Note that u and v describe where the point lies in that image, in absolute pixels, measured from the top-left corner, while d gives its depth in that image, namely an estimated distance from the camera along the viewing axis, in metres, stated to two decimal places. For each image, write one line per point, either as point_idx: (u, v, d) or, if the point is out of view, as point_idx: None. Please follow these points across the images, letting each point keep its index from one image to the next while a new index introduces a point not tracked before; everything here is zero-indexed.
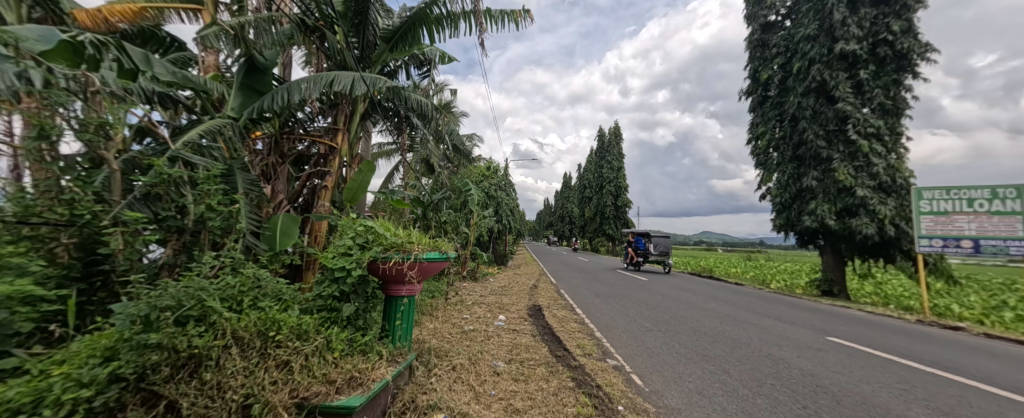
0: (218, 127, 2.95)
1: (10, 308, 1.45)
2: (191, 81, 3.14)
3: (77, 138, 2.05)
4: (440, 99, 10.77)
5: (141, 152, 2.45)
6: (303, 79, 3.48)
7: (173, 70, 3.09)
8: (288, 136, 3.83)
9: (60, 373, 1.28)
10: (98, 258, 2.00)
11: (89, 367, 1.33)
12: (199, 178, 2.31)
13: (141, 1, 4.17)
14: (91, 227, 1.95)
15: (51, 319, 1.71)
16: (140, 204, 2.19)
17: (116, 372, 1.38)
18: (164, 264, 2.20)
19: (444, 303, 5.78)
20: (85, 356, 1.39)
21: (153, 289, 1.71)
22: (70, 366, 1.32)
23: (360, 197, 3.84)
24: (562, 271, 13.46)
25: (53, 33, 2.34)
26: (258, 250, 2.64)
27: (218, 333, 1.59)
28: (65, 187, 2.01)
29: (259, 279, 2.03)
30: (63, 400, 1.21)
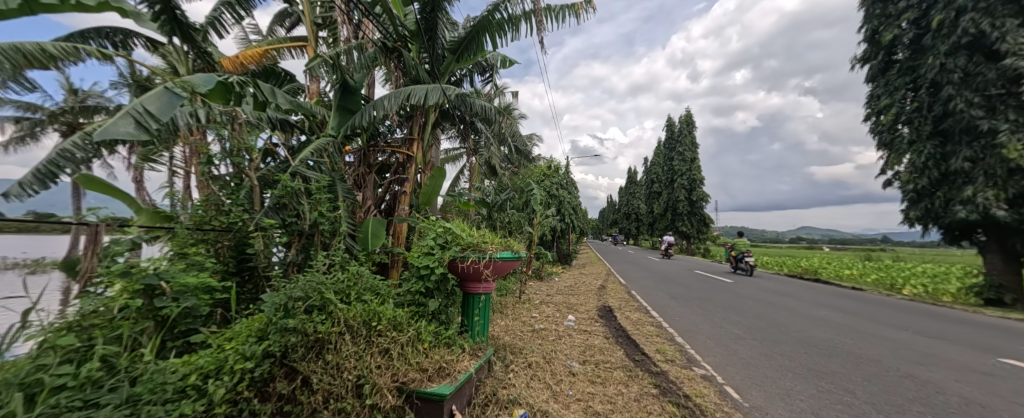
0: (323, 145, 3.41)
1: (196, 295, 1.89)
2: (304, 106, 3.67)
3: (229, 161, 2.58)
4: (500, 103, 11.06)
5: (269, 169, 2.95)
6: (385, 96, 3.85)
7: (291, 99, 3.60)
8: (373, 149, 4.23)
9: (231, 347, 1.63)
10: (247, 256, 2.49)
11: (249, 344, 1.67)
12: (312, 189, 2.73)
13: (265, 45, 5.11)
14: (242, 232, 2.45)
15: (219, 305, 2.18)
16: (273, 212, 2.68)
17: (267, 350, 1.69)
18: (290, 262, 2.66)
19: (513, 301, 5.92)
20: (246, 335, 1.74)
21: (287, 282, 2.06)
22: (237, 342, 1.67)
23: (433, 200, 4.16)
24: (632, 270, 12.81)
25: (212, 77, 2.94)
26: (355, 250, 3.01)
27: (335, 321, 1.86)
28: (223, 200, 2.54)
29: (361, 275, 2.29)
30: (235, 369, 1.54)
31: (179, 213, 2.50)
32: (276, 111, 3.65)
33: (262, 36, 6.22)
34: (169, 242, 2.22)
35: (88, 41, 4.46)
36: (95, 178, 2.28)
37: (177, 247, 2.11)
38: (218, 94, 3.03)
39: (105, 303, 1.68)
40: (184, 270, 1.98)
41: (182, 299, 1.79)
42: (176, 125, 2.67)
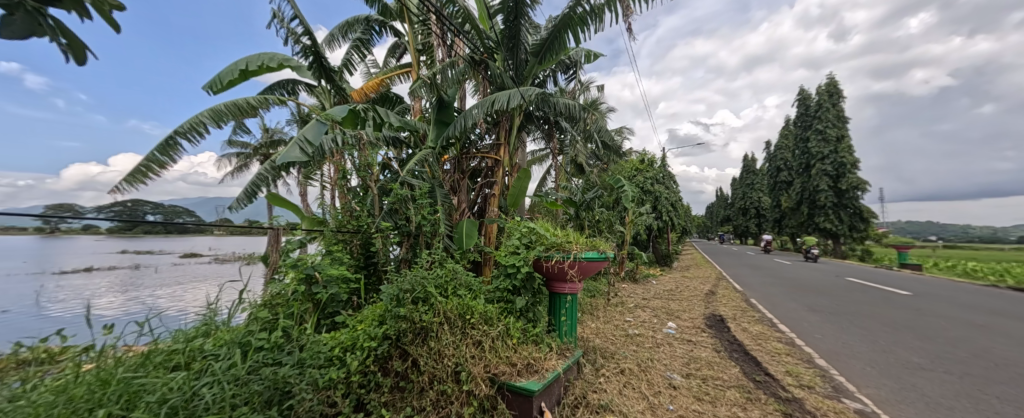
0: (425, 156, 3.82)
1: (338, 283, 2.31)
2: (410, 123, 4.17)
3: (358, 175, 3.13)
4: (586, 98, 10.78)
5: (386, 180, 3.45)
6: (474, 105, 4.12)
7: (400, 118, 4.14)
8: (466, 155, 4.56)
9: (361, 328, 1.96)
10: (370, 254, 2.96)
11: (374, 326, 1.99)
12: (417, 195, 3.10)
13: (380, 74, 6.01)
14: (366, 233, 2.93)
15: (353, 294, 2.62)
16: (388, 216, 3.13)
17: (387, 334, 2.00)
18: (401, 259, 3.07)
19: (604, 303, 5.73)
20: (371, 319, 2.07)
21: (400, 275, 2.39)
22: (366, 324, 2.00)
23: (520, 201, 4.29)
24: (747, 275, 11.07)
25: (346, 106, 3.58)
26: (453, 249, 3.31)
27: (435, 312, 2.08)
28: (354, 208, 3.07)
29: (456, 272, 2.51)
30: (364, 346, 1.86)
31: (327, 219, 3.08)
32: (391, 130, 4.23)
33: (379, 67, 7.31)
34: (320, 242, 2.77)
35: (274, 91, 5.85)
36: (283, 198, 3.06)
37: (326, 246, 2.64)
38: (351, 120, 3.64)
39: (282, 287, 2.21)
40: (329, 264, 2.45)
41: (329, 287, 2.22)
42: (321, 148, 3.32)
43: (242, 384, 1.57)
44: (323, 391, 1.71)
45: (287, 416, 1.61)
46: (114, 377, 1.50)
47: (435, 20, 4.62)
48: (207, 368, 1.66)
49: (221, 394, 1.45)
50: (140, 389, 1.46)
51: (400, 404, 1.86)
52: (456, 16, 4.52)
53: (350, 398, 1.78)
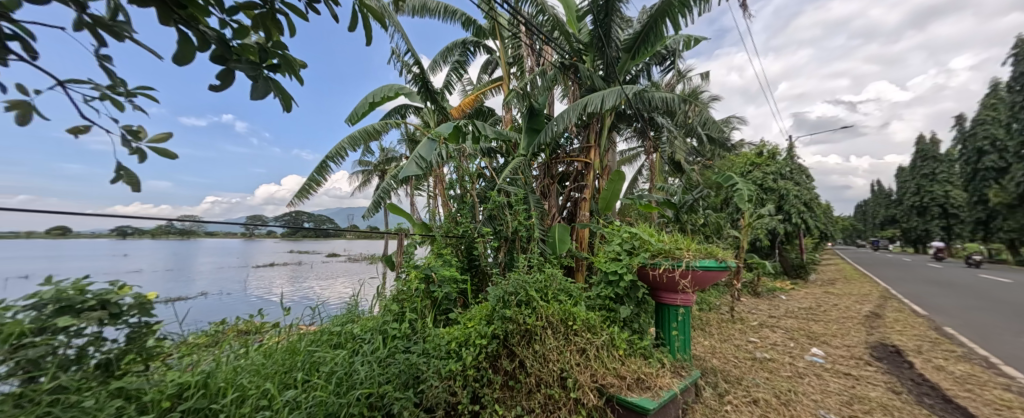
0: (519, 164, 3.97)
1: (449, 283, 2.55)
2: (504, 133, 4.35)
3: (461, 185, 3.48)
4: (685, 88, 9.75)
5: (484, 188, 3.70)
6: (565, 110, 4.12)
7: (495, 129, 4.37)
8: (555, 160, 4.56)
9: (472, 326, 2.13)
10: (473, 257, 3.20)
11: (483, 325, 2.12)
12: (513, 202, 3.27)
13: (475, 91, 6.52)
14: (469, 239, 3.17)
15: (462, 294, 2.86)
16: (488, 222, 3.32)
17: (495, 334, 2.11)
18: (501, 262, 3.23)
19: (720, 319, 5.01)
20: (479, 318, 2.21)
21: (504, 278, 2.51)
22: (475, 323, 2.15)
23: (613, 204, 4.03)
24: (932, 295, 8.36)
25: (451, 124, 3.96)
26: (547, 254, 3.35)
27: (539, 316, 2.14)
28: (458, 215, 3.38)
29: (555, 278, 2.53)
30: (476, 343, 2.01)
31: (434, 226, 3.41)
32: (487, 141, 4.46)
33: (473, 84, 7.91)
34: (433, 246, 3.08)
35: (390, 117, 6.85)
36: (400, 207, 3.52)
37: (437, 250, 2.94)
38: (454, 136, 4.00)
39: (406, 284, 2.48)
40: (440, 265, 2.72)
41: (443, 286, 2.49)
42: (429, 161, 3.71)
43: (385, 365, 1.86)
44: (446, 380, 1.88)
45: (419, 398, 1.82)
46: (299, 348, 1.93)
47: (525, 32, 4.77)
48: (358, 349, 2.00)
49: (373, 373, 1.77)
50: (314, 361, 1.83)
51: (510, 402, 1.94)
52: (545, 24, 4.60)
53: (467, 389, 1.90)
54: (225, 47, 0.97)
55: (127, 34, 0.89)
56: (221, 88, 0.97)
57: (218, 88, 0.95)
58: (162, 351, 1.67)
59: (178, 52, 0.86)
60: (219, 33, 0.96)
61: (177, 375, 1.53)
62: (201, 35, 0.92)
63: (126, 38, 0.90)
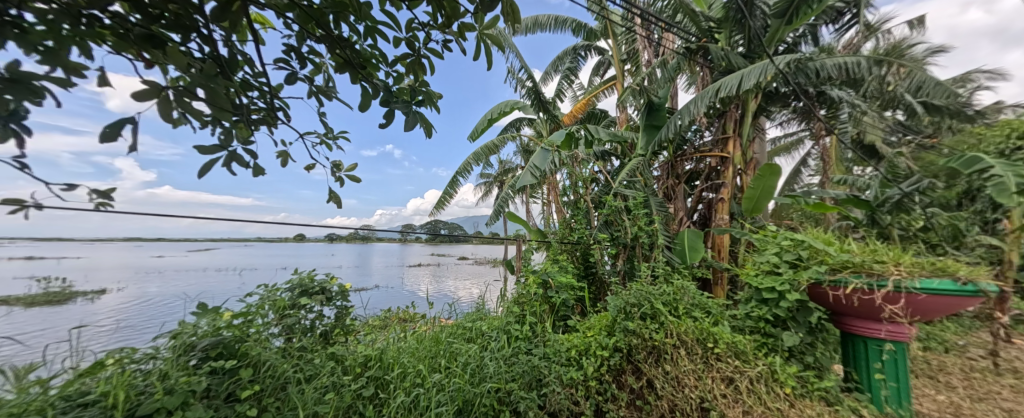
0: (636, 165, 3.72)
1: (566, 290, 2.57)
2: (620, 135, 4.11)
3: (574, 190, 3.48)
4: (876, 45, 7.34)
5: (598, 192, 3.60)
6: (691, 101, 3.66)
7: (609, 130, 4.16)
8: (681, 158, 4.07)
9: (592, 335, 2.09)
10: (589, 265, 3.14)
11: (604, 336, 2.06)
12: (631, 206, 3.09)
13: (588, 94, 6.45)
14: (585, 246, 3.13)
15: (579, 302, 2.86)
16: (603, 228, 3.22)
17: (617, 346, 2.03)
18: (620, 270, 3.07)
19: (961, 358, 3.48)
20: (599, 328, 2.15)
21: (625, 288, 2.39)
22: (594, 332, 2.11)
23: (764, 205, 3.40)
24: None
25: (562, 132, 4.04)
26: (675, 263, 3.03)
27: (668, 332, 1.98)
28: (572, 220, 3.33)
29: (686, 290, 2.29)
30: (596, 354, 1.97)
31: (549, 232, 3.46)
32: (601, 145, 4.32)
33: (586, 88, 7.82)
34: (549, 252, 3.14)
35: (507, 131, 7.38)
36: (518, 215, 3.72)
37: (552, 255, 2.99)
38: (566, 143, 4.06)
39: (525, 288, 2.57)
40: (557, 271, 2.75)
41: (560, 292, 2.52)
42: (542, 170, 3.85)
43: (509, 364, 1.97)
44: (567, 387, 1.88)
45: (543, 401, 1.86)
46: (441, 338, 2.24)
47: (641, 23, 4.48)
48: (486, 345, 2.19)
49: (501, 370, 1.90)
50: (450, 352, 2.08)
51: None
52: (665, 10, 4.22)
53: (591, 401, 1.86)
54: (389, 94, 1.28)
55: (333, 94, 1.27)
56: (386, 125, 1.28)
57: (383, 126, 1.26)
58: (354, 329, 2.19)
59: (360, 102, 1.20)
60: (385, 83, 1.28)
61: (363, 348, 1.96)
62: (374, 87, 1.25)
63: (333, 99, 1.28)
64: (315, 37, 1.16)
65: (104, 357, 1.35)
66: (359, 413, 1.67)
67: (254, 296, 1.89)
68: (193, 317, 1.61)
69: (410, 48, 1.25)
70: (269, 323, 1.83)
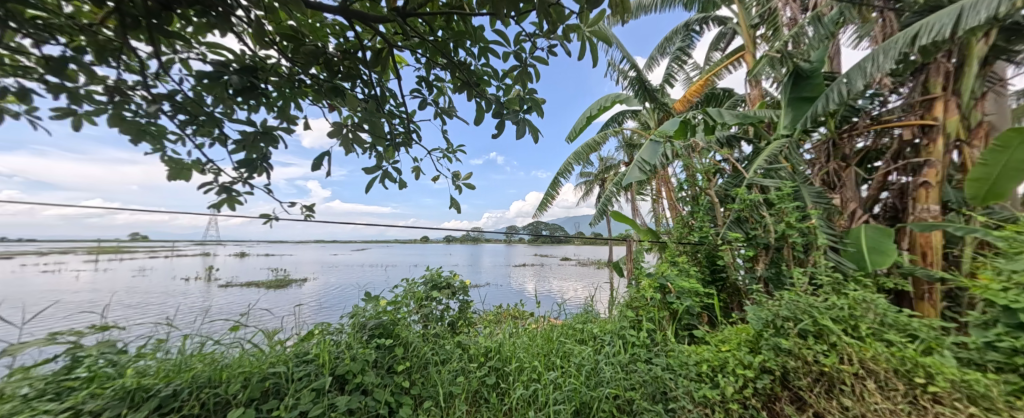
0: (779, 148, 3.15)
1: (692, 295, 2.30)
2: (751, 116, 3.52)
3: (689, 187, 3.07)
4: None
5: (726, 185, 3.14)
6: (870, 58, 2.86)
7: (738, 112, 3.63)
8: (848, 134, 3.21)
9: (730, 350, 1.83)
10: (718, 267, 2.76)
11: (745, 352, 1.78)
12: (775, 199, 2.59)
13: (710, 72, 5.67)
14: (712, 247, 2.75)
15: (706, 309, 2.55)
16: (736, 226, 2.76)
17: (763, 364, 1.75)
18: (761, 276, 2.59)
19: None
20: (738, 342, 1.88)
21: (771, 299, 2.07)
22: (732, 347, 1.85)
23: (1013, 189, 2.41)
24: None
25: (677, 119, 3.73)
26: (849, 269, 2.43)
27: (843, 357, 1.63)
28: (691, 218, 2.99)
29: (868, 303, 1.82)
30: (738, 373, 1.69)
31: (663, 231, 3.16)
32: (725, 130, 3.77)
33: (702, 67, 6.91)
34: (664, 254, 2.89)
35: (608, 127, 7.06)
36: (624, 214, 3.51)
37: (670, 256, 2.71)
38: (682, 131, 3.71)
39: (639, 292, 2.42)
40: (677, 274, 2.48)
41: (683, 298, 2.26)
42: (652, 164, 3.57)
43: (627, 371, 1.89)
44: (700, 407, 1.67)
45: None
46: (552, 337, 2.28)
47: None
48: (600, 349, 2.14)
49: (619, 376, 1.83)
50: (565, 353, 2.09)
51: None
52: None
53: None
54: (500, 105, 1.37)
55: None
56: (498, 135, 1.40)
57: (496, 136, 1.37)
58: (473, 322, 2.42)
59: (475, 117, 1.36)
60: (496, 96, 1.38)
61: (484, 340, 2.16)
62: (488, 103, 1.38)
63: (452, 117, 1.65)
64: (439, 65, 1.37)
65: (313, 327, 1.78)
66: (484, 398, 1.83)
67: (399, 290, 2.25)
68: (363, 302, 2.02)
69: (518, 61, 1.32)
70: (411, 312, 2.16)
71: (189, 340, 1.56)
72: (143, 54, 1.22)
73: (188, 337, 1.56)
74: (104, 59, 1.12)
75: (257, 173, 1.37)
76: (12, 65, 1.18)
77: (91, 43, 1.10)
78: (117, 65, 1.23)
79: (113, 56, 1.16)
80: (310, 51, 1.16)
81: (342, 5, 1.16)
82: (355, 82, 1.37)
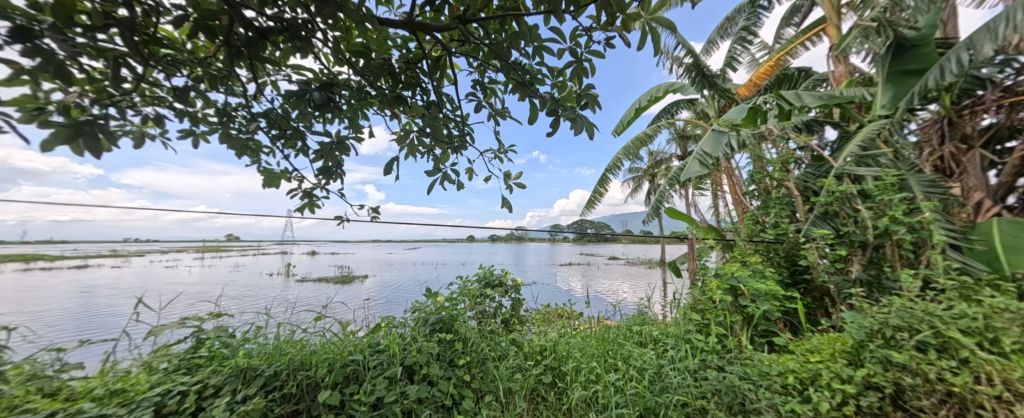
0: (878, 130, 2.79)
1: (770, 300, 2.08)
2: (837, 97, 3.23)
3: (757, 180, 2.79)
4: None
5: (809, 175, 2.83)
6: (1000, 16, 2.54)
7: (820, 94, 3.29)
8: (968, 110, 2.69)
9: (820, 361, 1.62)
10: (800, 268, 2.49)
11: (842, 364, 1.56)
12: (874, 190, 2.27)
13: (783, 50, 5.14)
14: (793, 244, 2.48)
15: (785, 314, 2.31)
16: (822, 222, 2.48)
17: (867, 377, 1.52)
18: (857, 279, 2.23)
19: None
20: (831, 353, 1.66)
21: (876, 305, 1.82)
22: (824, 358, 1.64)
23: None
24: None
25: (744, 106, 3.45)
26: (978, 272, 2.04)
27: (979, 376, 1.36)
28: (763, 214, 2.72)
29: (1013, 310, 1.52)
30: (834, 388, 1.48)
31: (727, 228, 2.91)
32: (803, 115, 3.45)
33: (771, 47, 6.27)
34: (732, 253, 2.67)
35: (660, 118, 6.67)
36: (680, 211, 3.29)
37: (740, 256, 2.48)
38: (750, 118, 3.40)
39: (704, 294, 2.26)
40: (750, 274, 2.27)
41: (759, 302, 2.05)
42: (715, 157, 3.34)
43: (697, 379, 1.77)
44: None
45: None
46: (608, 338, 2.22)
47: None
48: (663, 353, 2.04)
49: (687, 383, 1.72)
50: (625, 355, 2.01)
51: None
52: None
53: None
54: (555, 102, 1.37)
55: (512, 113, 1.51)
56: (553, 133, 1.40)
57: (550, 134, 1.37)
58: (525, 320, 2.44)
59: (530, 117, 1.39)
60: (550, 94, 1.38)
61: (538, 339, 2.17)
62: (543, 102, 1.39)
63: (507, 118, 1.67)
64: (494, 68, 1.40)
65: (381, 321, 1.94)
66: (541, 397, 1.84)
67: (455, 287, 2.34)
68: (423, 298, 2.14)
69: (573, 57, 1.31)
70: (467, 309, 2.23)
71: (283, 327, 1.79)
72: (249, 82, 1.48)
73: (282, 325, 1.79)
74: (215, 86, 1.33)
75: (333, 179, 1.71)
76: (149, 96, 1.43)
77: (206, 74, 1.32)
78: (225, 91, 1.46)
79: (222, 83, 1.38)
80: (378, 65, 1.27)
81: (406, 19, 1.24)
82: (415, 91, 1.47)
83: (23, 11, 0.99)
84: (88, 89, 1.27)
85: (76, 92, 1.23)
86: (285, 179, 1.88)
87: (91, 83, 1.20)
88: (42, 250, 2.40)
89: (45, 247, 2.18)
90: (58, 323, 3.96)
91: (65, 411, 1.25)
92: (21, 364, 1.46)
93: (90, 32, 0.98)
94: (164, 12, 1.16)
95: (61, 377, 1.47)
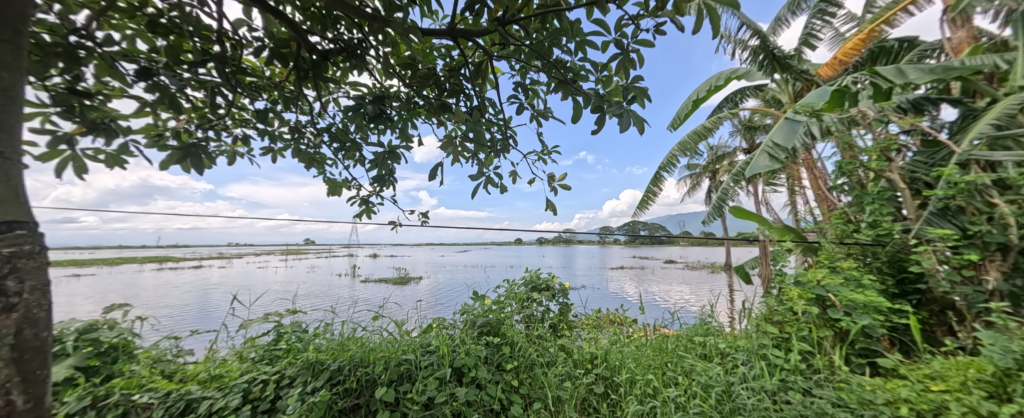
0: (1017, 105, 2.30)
1: (870, 313, 1.77)
2: (956, 67, 2.68)
3: (846, 172, 2.42)
4: None
5: (920, 163, 2.39)
6: None
7: (930, 67, 2.77)
8: None
9: (944, 391, 1.33)
10: (910, 276, 2.10)
11: (979, 398, 1.26)
12: (1016, 178, 1.83)
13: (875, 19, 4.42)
14: (899, 247, 2.10)
15: (889, 330, 1.96)
16: (941, 220, 2.07)
17: (1017, 414, 1.22)
18: (995, 289, 1.83)
19: None
20: (958, 381, 1.35)
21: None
22: (951, 388, 1.34)
23: None
24: None
25: (825, 88, 3.04)
26: None
27: None
28: (856, 211, 2.34)
29: None
30: None
31: (806, 229, 2.56)
32: (908, 92, 2.98)
33: (858, 18, 5.44)
34: (817, 256, 2.32)
35: (722, 109, 6.11)
36: (745, 209, 2.98)
37: (827, 260, 2.15)
38: (835, 101, 2.97)
39: (782, 303, 2.00)
40: (838, 281, 1.96)
41: (856, 315, 1.76)
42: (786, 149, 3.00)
43: (778, 402, 1.56)
44: None
45: None
46: (666, 348, 2.06)
47: None
48: (732, 369, 1.84)
49: (761, 404, 1.53)
50: (687, 368, 1.85)
51: None
52: None
53: None
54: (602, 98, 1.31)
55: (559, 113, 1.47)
56: (601, 130, 1.34)
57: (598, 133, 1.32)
58: (573, 326, 2.37)
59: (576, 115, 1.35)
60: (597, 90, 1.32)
61: (588, 346, 2.10)
62: (589, 100, 1.33)
63: (551, 118, 1.63)
64: (537, 67, 1.38)
65: (433, 322, 2.01)
66: (594, 408, 1.75)
67: (502, 290, 2.35)
68: (472, 300, 2.16)
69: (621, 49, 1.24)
70: (514, 312, 2.22)
71: (347, 325, 1.94)
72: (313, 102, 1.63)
73: (345, 323, 1.94)
74: (288, 106, 1.49)
75: (388, 186, 1.82)
76: (238, 119, 1.66)
77: (281, 97, 1.48)
78: (296, 110, 1.63)
79: (293, 103, 1.54)
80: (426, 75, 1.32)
81: (449, 27, 1.28)
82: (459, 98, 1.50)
83: (145, 55, 1.19)
84: (192, 116, 1.50)
85: (184, 119, 1.46)
86: (346, 187, 2.05)
87: (194, 111, 1.41)
88: (166, 253, 2.88)
89: (168, 250, 2.62)
90: (179, 315, 4.74)
91: (177, 392, 1.47)
92: (149, 349, 1.76)
93: (192, 67, 1.15)
94: (247, 44, 1.33)
95: (177, 361, 1.76)
